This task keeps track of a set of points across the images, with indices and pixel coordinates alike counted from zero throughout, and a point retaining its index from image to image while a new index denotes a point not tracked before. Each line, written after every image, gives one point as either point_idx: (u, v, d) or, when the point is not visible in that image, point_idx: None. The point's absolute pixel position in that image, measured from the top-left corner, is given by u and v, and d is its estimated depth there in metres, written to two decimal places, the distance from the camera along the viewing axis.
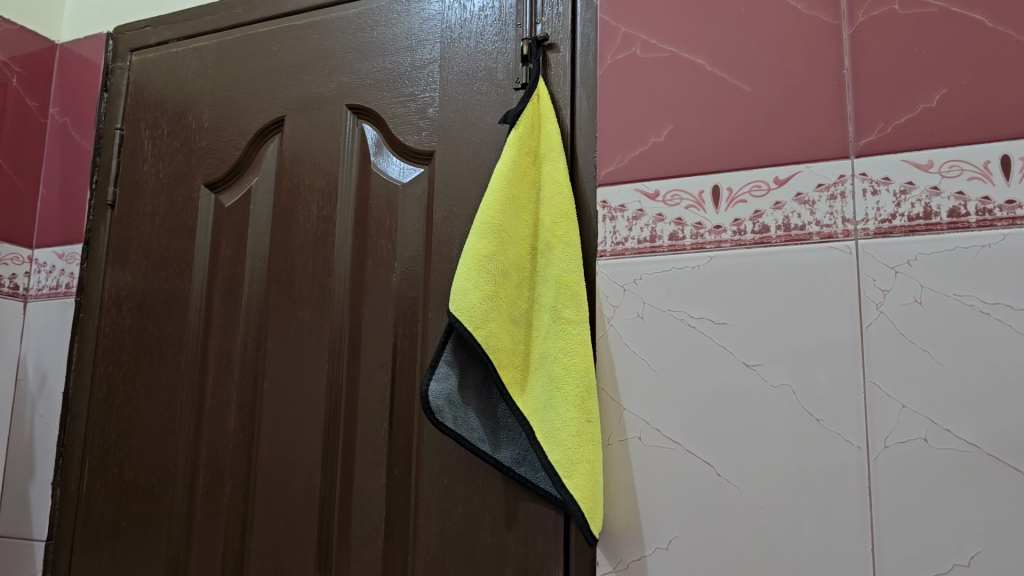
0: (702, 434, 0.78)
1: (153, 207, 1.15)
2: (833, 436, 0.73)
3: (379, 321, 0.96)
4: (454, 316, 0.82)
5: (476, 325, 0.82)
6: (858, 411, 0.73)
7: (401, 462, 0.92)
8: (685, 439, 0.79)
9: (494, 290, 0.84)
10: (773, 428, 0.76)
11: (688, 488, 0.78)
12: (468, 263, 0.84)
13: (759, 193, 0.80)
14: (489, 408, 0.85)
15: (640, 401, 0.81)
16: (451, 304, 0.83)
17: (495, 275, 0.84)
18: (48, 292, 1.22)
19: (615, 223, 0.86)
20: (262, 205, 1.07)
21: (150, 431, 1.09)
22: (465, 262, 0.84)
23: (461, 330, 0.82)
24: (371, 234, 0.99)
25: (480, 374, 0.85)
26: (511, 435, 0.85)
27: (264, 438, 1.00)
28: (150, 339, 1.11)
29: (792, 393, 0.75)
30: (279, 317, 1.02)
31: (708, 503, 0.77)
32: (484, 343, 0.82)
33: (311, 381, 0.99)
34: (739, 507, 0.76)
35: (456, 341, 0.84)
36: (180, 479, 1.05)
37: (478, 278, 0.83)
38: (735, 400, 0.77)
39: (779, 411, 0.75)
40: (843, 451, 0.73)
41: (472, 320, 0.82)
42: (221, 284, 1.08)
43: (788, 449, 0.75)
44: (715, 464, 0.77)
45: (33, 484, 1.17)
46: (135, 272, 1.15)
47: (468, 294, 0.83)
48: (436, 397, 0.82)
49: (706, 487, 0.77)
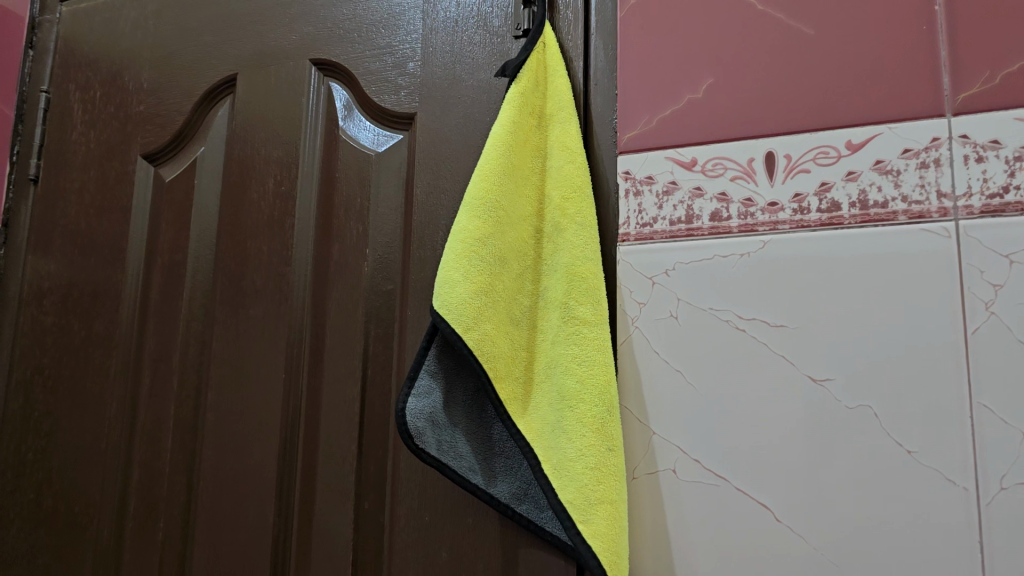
0: (753, 468, 0.61)
1: (81, 181, 0.93)
2: (931, 473, 0.57)
3: (348, 321, 0.78)
4: (438, 315, 0.66)
5: (467, 327, 0.65)
6: (964, 440, 0.56)
7: (373, 494, 0.74)
8: (733, 474, 0.62)
9: (490, 282, 0.67)
10: (849, 461, 0.59)
11: (736, 537, 0.61)
12: (457, 249, 0.67)
13: (827, 161, 0.63)
14: (482, 431, 0.68)
15: (675, 424, 0.64)
16: (435, 300, 0.66)
17: (491, 263, 0.67)
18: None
19: (641, 200, 0.69)
20: (207, 181, 0.88)
21: (72, 452, 0.87)
22: (452, 248, 0.67)
23: (448, 333, 0.65)
24: (338, 215, 0.81)
25: (471, 387, 0.68)
26: (509, 464, 0.68)
27: (206, 462, 0.81)
28: (73, 340, 0.90)
29: (873, 416, 0.59)
30: (227, 313, 0.83)
31: (764, 557, 0.60)
32: (476, 350, 0.65)
33: (265, 393, 0.80)
34: (805, 563, 0.59)
35: (440, 346, 0.67)
36: (106, 511, 0.84)
37: (469, 268, 0.66)
38: (801, 424, 0.61)
39: (859, 440, 0.59)
40: (944, 492, 0.56)
41: (462, 320, 0.65)
42: (161, 274, 0.88)
43: (869, 488, 0.58)
44: (772, 507, 0.60)
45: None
46: (59, 259, 0.93)
47: (457, 287, 0.66)
48: (416, 417, 0.65)
49: (762, 536, 0.60)
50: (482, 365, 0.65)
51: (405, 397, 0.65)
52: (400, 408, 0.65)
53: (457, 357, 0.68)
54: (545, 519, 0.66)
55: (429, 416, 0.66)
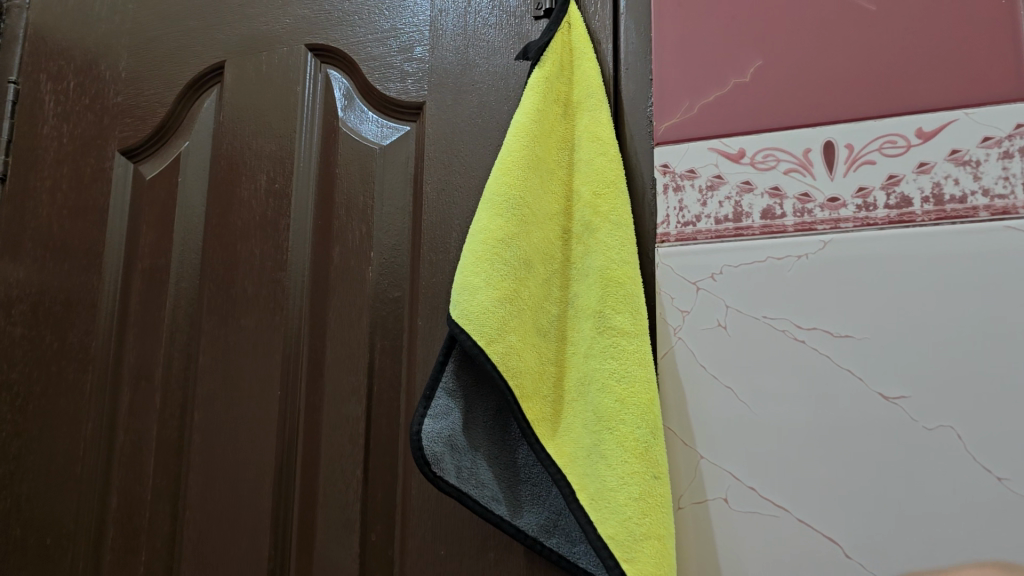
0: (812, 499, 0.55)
1: (54, 179, 0.84)
2: None
3: (350, 332, 0.70)
4: (455, 325, 0.58)
5: (490, 339, 0.57)
6: None
7: (381, 524, 0.67)
8: (794, 504, 0.55)
9: (515, 288, 0.59)
10: (925, 488, 0.52)
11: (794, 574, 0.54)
12: (476, 251, 0.60)
13: (894, 151, 0.56)
14: (506, 456, 0.61)
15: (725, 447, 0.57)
16: (452, 308, 0.59)
17: (515, 267, 0.59)
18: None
19: (682, 195, 0.61)
20: (193, 179, 0.80)
21: (45, 476, 0.78)
22: (471, 250, 0.60)
23: (469, 346, 0.57)
24: (339, 214, 0.73)
25: (492, 407, 0.61)
26: (537, 493, 0.60)
27: (192, 488, 0.72)
28: (45, 354, 0.81)
29: (955, 438, 0.52)
30: (214, 323, 0.75)
31: None
32: (500, 365, 0.57)
33: (259, 412, 0.72)
34: None
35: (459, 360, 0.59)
36: (82, 542, 0.75)
37: (491, 272, 0.59)
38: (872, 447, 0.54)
39: (939, 466, 0.52)
40: None
41: (484, 331, 0.58)
42: (142, 281, 0.79)
43: (949, 518, 0.51)
44: (841, 541, 0.54)
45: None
46: (30, 266, 0.83)
47: (478, 295, 0.58)
48: (433, 441, 0.57)
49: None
50: (507, 382, 0.57)
51: (420, 419, 0.57)
52: (416, 431, 0.57)
53: (479, 373, 0.60)
54: (579, 552, 0.58)
55: (448, 439, 0.58)
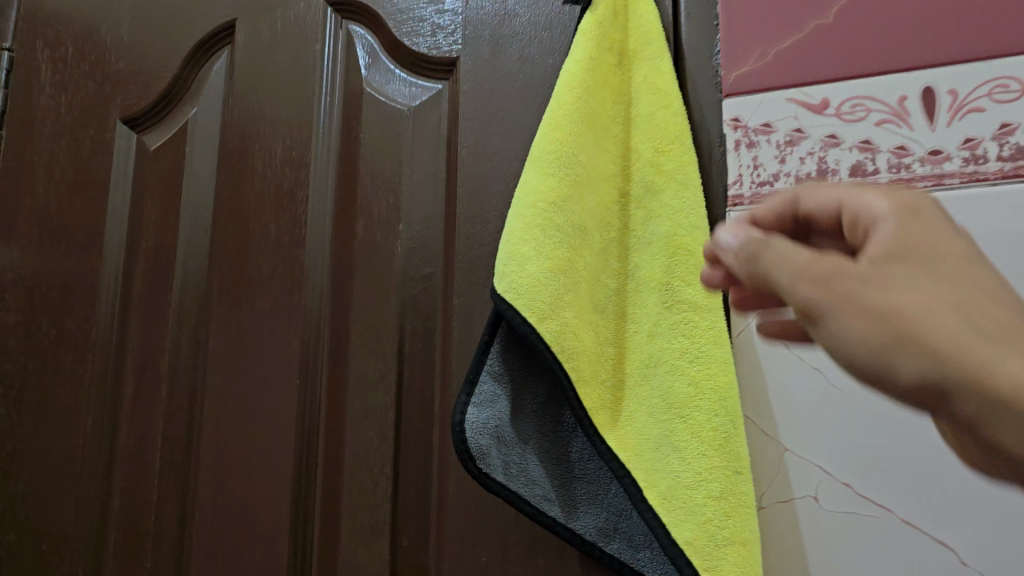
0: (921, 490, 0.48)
1: (50, 154, 0.76)
2: None
3: (378, 313, 0.63)
4: (500, 300, 0.51)
5: (541, 316, 0.50)
6: None
7: (414, 527, 0.59)
8: (897, 503, 0.48)
9: (568, 258, 0.52)
10: None
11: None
12: (524, 218, 0.52)
13: (1005, 97, 0.49)
14: (560, 449, 0.53)
15: (813, 437, 0.50)
16: (496, 282, 0.52)
17: (570, 235, 0.52)
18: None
19: (756, 152, 0.54)
20: (202, 148, 0.72)
21: (40, 476, 0.70)
22: (517, 217, 0.53)
23: (516, 323, 0.50)
24: (364, 183, 0.65)
25: (544, 393, 0.53)
26: (595, 491, 0.52)
27: (202, 488, 0.64)
28: (40, 344, 0.73)
29: None
30: (226, 306, 0.67)
31: None
32: (551, 344, 0.50)
33: (276, 404, 0.64)
34: None
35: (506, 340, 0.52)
36: (83, 547, 0.68)
37: (541, 241, 0.51)
38: None
39: None
40: None
41: (534, 306, 0.50)
42: (146, 261, 0.71)
43: None
44: (954, 546, 0.47)
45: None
46: (23, 248, 0.75)
47: (528, 265, 0.51)
48: (478, 432, 0.50)
49: None
50: (560, 364, 0.50)
51: (462, 407, 0.51)
52: (458, 422, 0.50)
53: (529, 354, 0.53)
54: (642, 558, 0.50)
55: (495, 431, 0.51)
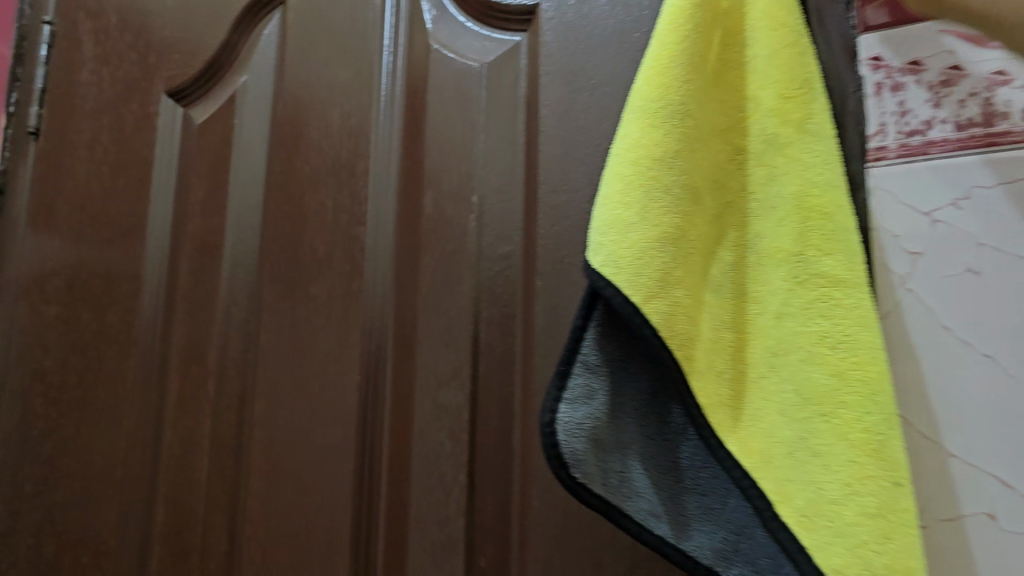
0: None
1: (93, 132, 0.70)
2: None
3: (450, 298, 0.54)
4: (596, 275, 0.41)
5: (648, 294, 0.41)
6: None
7: (493, 544, 0.50)
8: None
9: (679, 225, 0.42)
10: None
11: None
12: (625, 177, 0.43)
13: None
14: (667, 456, 0.44)
15: (988, 439, 0.41)
16: (590, 254, 0.42)
17: (680, 199, 0.42)
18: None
19: (903, 95, 0.45)
20: (251, 119, 0.65)
21: (81, 481, 0.64)
22: (616, 176, 0.44)
23: (614, 302, 0.41)
24: (431, 151, 0.57)
25: (649, 388, 0.44)
26: (711, 507, 0.42)
27: (252, 497, 0.57)
28: (81, 337, 0.67)
29: None
30: (278, 292, 0.60)
31: None
32: (658, 327, 0.40)
33: (333, 403, 0.56)
34: None
35: (605, 324, 0.43)
36: (124, 560, 0.62)
37: (646, 203, 0.42)
38: None
39: None
40: None
41: (640, 282, 0.41)
42: (192, 246, 0.65)
43: None
44: None
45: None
46: (65, 234, 0.70)
47: (630, 236, 0.41)
48: (572, 435, 0.41)
49: None
50: (670, 352, 0.40)
51: (552, 405, 0.41)
52: (547, 423, 0.41)
53: (631, 342, 0.43)
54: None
55: (591, 433, 0.42)
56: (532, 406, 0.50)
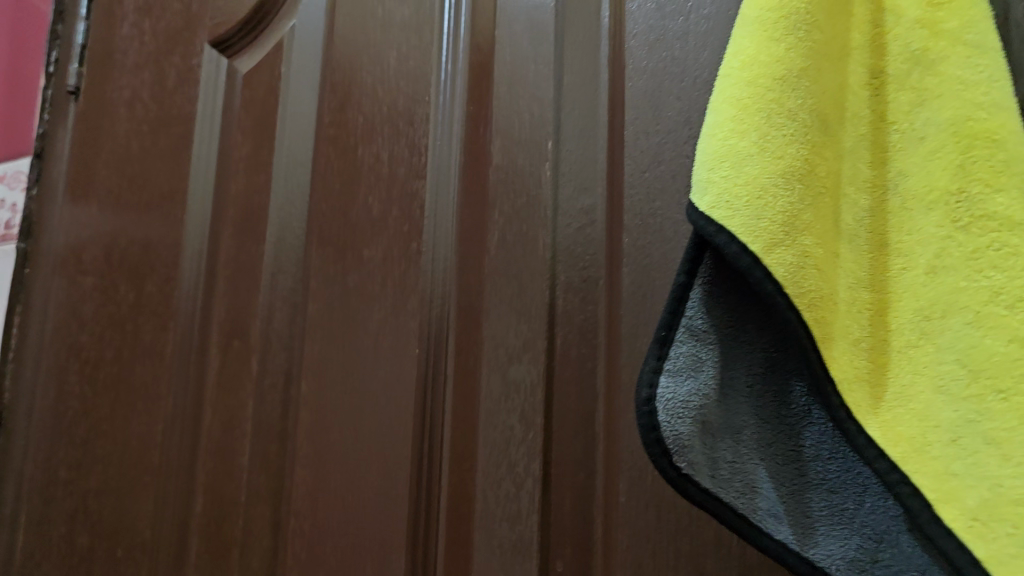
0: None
1: (133, 89, 0.65)
2: None
3: (521, 260, 0.47)
4: (698, 216, 0.28)
5: (771, 243, 0.27)
6: None
7: (572, 546, 0.43)
8: None
9: (806, 155, 0.28)
10: None
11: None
12: (738, 100, 0.29)
13: None
14: (793, 444, 0.30)
15: None
16: (693, 194, 0.29)
17: (807, 121, 0.28)
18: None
19: None
20: (297, 66, 0.58)
21: (118, 465, 0.59)
22: (726, 99, 0.30)
23: (725, 251, 0.27)
24: (500, 93, 0.49)
25: (768, 351, 0.30)
26: (855, 518, 0.29)
27: (298, 486, 0.51)
28: (119, 311, 0.62)
29: None
30: (328, 257, 0.53)
31: None
32: (786, 286, 0.27)
33: (388, 381, 0.49)
34: None
35: (717, 265, 0.29)
36: (161, 553, 0.56)
37: (766, 131, 0.28)
38: None
39: None
40: None
41: (757, 228, 0.27)
42: (234, 207, 0.58)
43: None
44: None
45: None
46: (103, 200, 0.65)
47: (741, 170, 0.28)
48: (674, 411, 0.28)
49: None
50: (804, 324, 0.27)
51: (651, 376, 0.28)
52: (645, 401, 0.28)
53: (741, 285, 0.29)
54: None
55: (701, 410, 0.28)
56: (617, 384, 0.43)
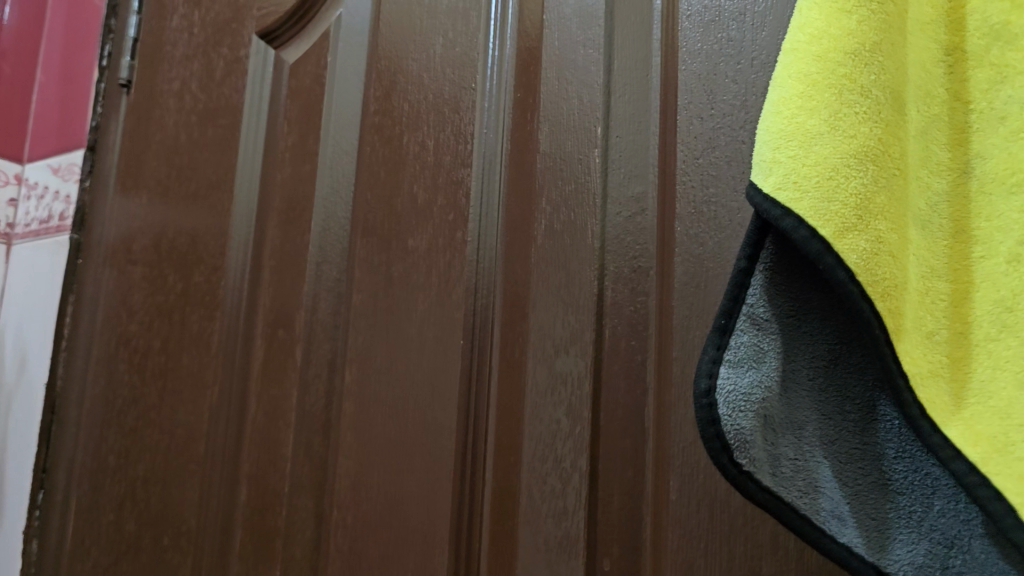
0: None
1: (182, 80, 0.65)
2: None
3: (568, 249, 0.45)
4: (759, 198, 0.25)
5: (842, 227, 0.24)
6: None
7: (619, 544, 0.41)
8: None
9: (883, 132, 0.25)
10: None
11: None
12: (807, 75, 0.26)
13: None
14: (863, 441, 0.26)
15: None
16: (755, 177, 0.26)
17: (883, 99, 0.25)
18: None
19: None
20: (344, 54, 0.57)
21: (165, 454, 0.59)
22: (792, 74, 0.26)
23: (791, 234, 0.24)
24: (548, 78, 0.48)
25: (836, 336, 0.27)
26: (929, 523, 0.25)
27: (341, 478, 0.50)
28: (167, 300, 0.62)
29: None
30: (373, 248, 0.52)
31: None
32: (858, 272, 0.24)
33: (432, 372, 0.48)
34: None
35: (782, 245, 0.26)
36: (206, 543, 0.56)
37: (837, 108, 0.25)
38: None
39: None
40: None
41: (828, 211, 0.24)
42: (279, 197, 0.58)
43: None
44: None
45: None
46: (153, 190, 0.65)
47: (813, 151, 0.25)
48: (730, 404, 0.25)
49: None
50: (877, 316, 0.24)
51: (708, 364, 0.25)
52: (703, 393, 0.25)
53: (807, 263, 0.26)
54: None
55: (763, 402, 0.25)
56: (668, 377, 0.41)
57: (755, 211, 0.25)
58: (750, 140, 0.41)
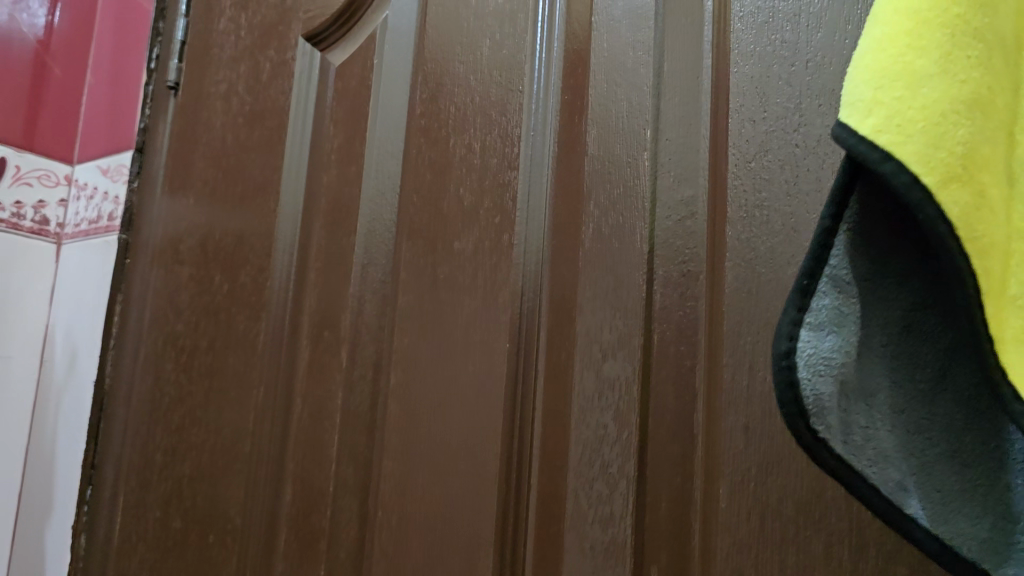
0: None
1: (229, 82, 0.66)
2: None
3: (616, 254, 0.45)
4: (855, 138, 0.23)
5: (947, 177, 0.22)
6: None
7: (667, 551, 0.41)
8: None
9: (987, 82, 0.23)
10: None
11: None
12: (915, 11, 0.24)
13: None
14: (937, 409, 0.25)
15: None
16: (843, 114, 0.24)
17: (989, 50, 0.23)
18: (33, 227, 0.74)
19: None
20: (390, 57, 0.57)
21: (210, 452, 0.60)
22: (896, 9, 0.24)
23: (892, 181, 0.22)
24: (597, 81, 0.48)
25: (916, 297, 0.25)
26: (992, 500, 0.24)
27: (386, 478, 0.51)
28: (213, 300, 0.63)
29: None
30: (419, 250, 0.52)
31: None
32: (955, 228, 0.22)
33: (478, 375, 0.48)
34: None
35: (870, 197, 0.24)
36: (251, 541, 0.56)
37: (949, 49, 0.23)
38: None
39: None
40: None
41: (934, 159, 0.22)
42: (325, 199, 0.58)
43: None
44: None
45: (24, 526, 0.70)
46: (200, 191, 0.66)
47: (920, 92, 0.23)
48: (808, 370, 0.23)
49: None
50: (972, 279, 0.22)
51: (788, 324, 0.24)
52: (784, 356, 0.23)
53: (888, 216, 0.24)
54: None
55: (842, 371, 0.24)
56: (718, 383, 0.41)
57: (846, 154, 0.23)
58: (803, 143, 0.41)
